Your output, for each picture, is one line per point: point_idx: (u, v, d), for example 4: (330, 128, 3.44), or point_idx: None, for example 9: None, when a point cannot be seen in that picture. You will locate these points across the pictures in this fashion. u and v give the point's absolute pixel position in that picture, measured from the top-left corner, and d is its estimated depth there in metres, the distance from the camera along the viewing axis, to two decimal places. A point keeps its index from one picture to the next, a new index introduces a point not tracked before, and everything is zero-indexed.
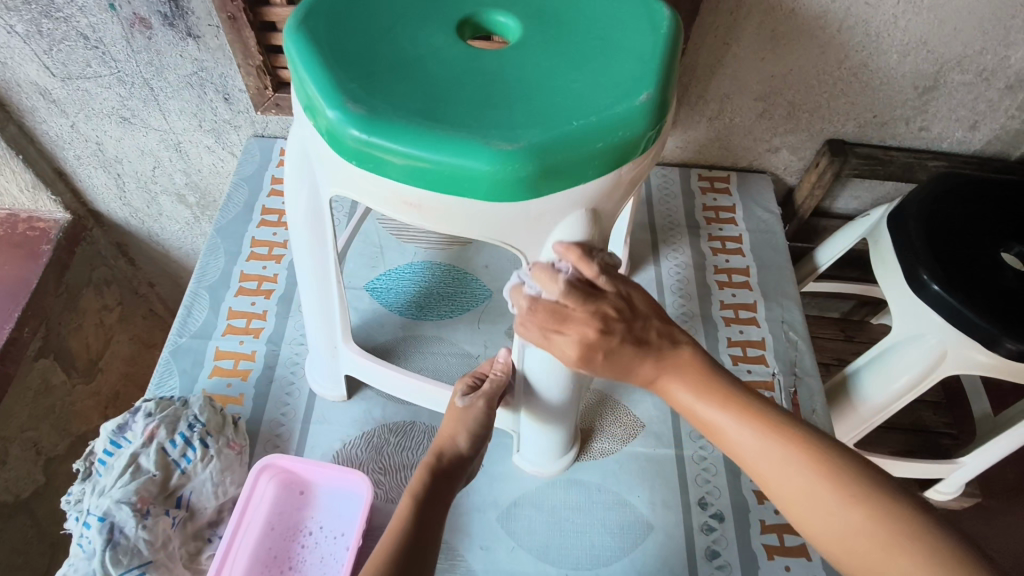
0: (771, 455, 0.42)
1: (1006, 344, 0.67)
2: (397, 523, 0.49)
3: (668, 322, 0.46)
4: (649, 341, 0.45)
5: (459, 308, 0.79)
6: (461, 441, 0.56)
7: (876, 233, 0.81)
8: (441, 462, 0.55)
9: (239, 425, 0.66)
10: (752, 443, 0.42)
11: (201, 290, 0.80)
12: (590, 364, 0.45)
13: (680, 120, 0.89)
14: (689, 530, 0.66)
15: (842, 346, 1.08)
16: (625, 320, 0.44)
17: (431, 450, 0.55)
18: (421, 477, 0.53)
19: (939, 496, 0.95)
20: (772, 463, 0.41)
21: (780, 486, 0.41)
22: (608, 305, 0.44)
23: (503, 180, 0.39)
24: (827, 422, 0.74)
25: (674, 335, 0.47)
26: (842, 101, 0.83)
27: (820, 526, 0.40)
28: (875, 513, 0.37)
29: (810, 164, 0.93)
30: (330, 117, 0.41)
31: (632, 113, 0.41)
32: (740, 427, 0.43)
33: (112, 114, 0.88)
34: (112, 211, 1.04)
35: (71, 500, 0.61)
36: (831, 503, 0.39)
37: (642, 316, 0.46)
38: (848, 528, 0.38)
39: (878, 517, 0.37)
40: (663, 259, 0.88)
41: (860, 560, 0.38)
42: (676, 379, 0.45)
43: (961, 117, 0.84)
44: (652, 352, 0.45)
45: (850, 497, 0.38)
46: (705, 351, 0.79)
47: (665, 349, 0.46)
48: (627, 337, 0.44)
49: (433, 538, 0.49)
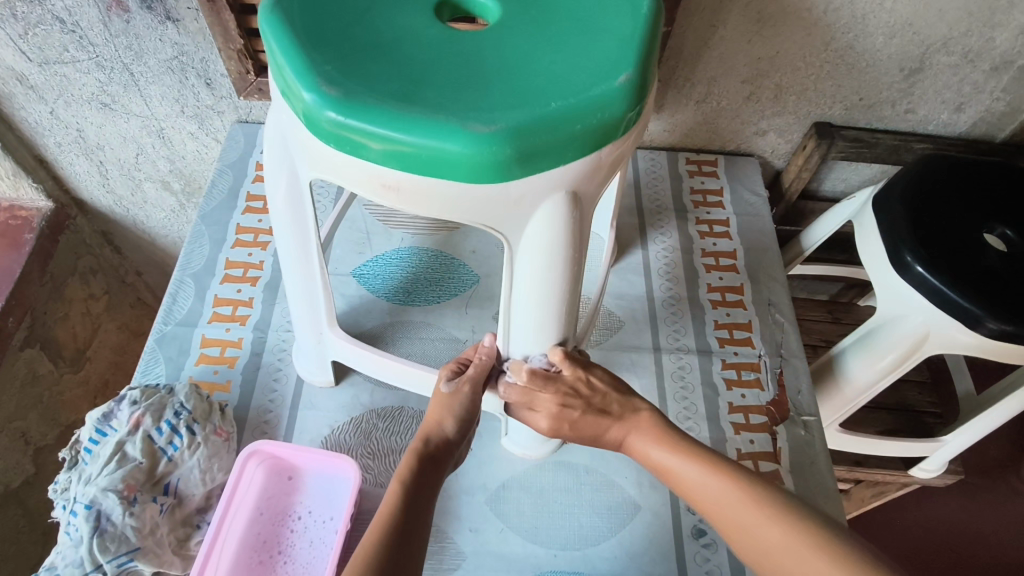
0: (704, 485, 0.47)
1: (988, 324, 0.68)
2: (385, 509, 0.48)
3: (627, 395, 0.54)
4: (609, 411, 0.53)
5: (446, 293, 0.79)
6: (448, 425, 0.55)
7: (861, 215, 0.82)
8: (429, 447, 0.53)
9: (226, 412, 0.66)
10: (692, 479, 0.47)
11: (186, 278, 0.79)
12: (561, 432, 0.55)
13: (666, 103, 0.89)
14: (676, 510, 0.67)
15: (829, 328, 1.08)
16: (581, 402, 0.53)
17: (419, 435, 0.54)
18: (409, 462, 0.52)
19: (923, 474, 0.97)
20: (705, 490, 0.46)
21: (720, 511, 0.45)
22: (566, 385, 0.53)
23: (482, 162, 0.39)
24: (812, 402, 0.74)
25: (635, 403, 0.54)
26: (829, 83, 0.83)
27: (759, 545, 0.42)
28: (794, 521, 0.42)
29: (797, 147, 0.93)
30: (306, 100, 0.40)
31: (611, 94, 0.41)
32: (689, 468, 0.48)
33: (92, 100, 0.87)
34: (95, 198, 1.03)
35: (57, 488, 0.61)
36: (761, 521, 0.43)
37: (601, 392, 0.53)
38: (773, 541, 0.42)
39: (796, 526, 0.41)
40: (650, 242, 0.88)
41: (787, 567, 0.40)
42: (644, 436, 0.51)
43: (947, 99, 0.84)
44: (613, 419, 0.53)
45: (773, 514, 0.43)
46: (692, 334, 0.80)
47: (625, 411, 0.53)
48: (587, 408, 0.53)
49: (423, 523, 0.48)
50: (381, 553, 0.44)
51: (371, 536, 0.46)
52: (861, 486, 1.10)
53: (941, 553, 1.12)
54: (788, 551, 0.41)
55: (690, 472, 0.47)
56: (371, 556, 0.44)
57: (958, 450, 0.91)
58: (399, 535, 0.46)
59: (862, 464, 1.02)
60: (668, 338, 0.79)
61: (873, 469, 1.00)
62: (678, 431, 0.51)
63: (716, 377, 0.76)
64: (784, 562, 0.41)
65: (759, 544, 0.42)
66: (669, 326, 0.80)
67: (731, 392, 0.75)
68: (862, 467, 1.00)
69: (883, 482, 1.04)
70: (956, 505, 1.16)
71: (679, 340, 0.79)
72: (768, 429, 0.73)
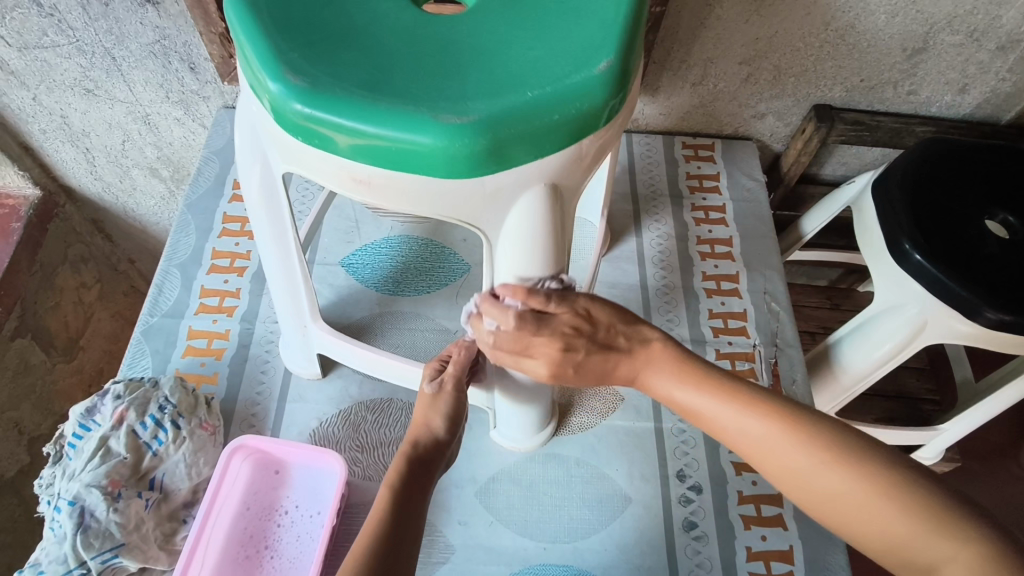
0: (730, 414, 0.44)
1: (987, 313, 0.66)
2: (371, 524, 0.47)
3: (633, 324, 0.48)
4: (616, 346, 0.47)
5: (437, 283, 0.78)
6: (437, 426, 0.55)
7: (860, 201, 0.80)
8: (418, 451, 0.53)
9: (212, 405, 0.66)
10: (746, 427, 0.43)
11: (172, 269, 0.78)
12: (563, 379, 0.48)
13: (662, 86, 0.86)
14: (667, 502, 0.66)
15: (828, 314, 1.07)
16: (587, 335, 0.46)
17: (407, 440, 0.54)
18: (398, 468, 0.51)
19: (920, 461, 0.96)
20: (743, 425, 0.44)
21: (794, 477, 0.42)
22: (564, 325, 0.46)
23: (454, 156, 0.38)
24: (807, 392, 0.73)
25: (643, 331, 0.48)
26: (829, 64, 0.80)
27: (820, 495, 0.41)
28: (820, 450, 0.41)
29: (797, 130, 0.90)
30: (271, 91, 0.39)
31: (590, 83, 0.39)
32: (719, 405, 0.45)
33: (75, 86, 0.85)
34: (83, 186, 1.01)
35: (42, 483, 0.60)
36: (818, 469, 0.41)
37: (603, 325, 0.47)
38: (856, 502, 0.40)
39: (817, 452, 0.41)
40: (644, 230, 0.86)
41: (843, 514, 0.40)
42: (674, 382, 0.46)
43: (950, 80, 0.81)
44: (623, 357, 0.47)
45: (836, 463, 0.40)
46: (686, 323, 0.79)
47: (636, 348, 0.47)
48: (592, 346, 0.47)
49: (413, 536, 0.47)
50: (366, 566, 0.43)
51: (363, 540, 0.45)
52: None
53: None
54: (867, 509, 0.39)
55: (725, 413, 0.44)
56: (365, 563, 0.43)
57: (955, 439, 0.90)
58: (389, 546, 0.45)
59: None
60: (661, 327, 0.78)
61: None
62: (696, 360, 0.47)
63: None
64: (849, 511, 0.40)
65: (864, 517, 0.39)
66: (662, 315, 0.79)
67: None
68: None
69: None
70: None
71: (673, 330, 0.78)
72: None
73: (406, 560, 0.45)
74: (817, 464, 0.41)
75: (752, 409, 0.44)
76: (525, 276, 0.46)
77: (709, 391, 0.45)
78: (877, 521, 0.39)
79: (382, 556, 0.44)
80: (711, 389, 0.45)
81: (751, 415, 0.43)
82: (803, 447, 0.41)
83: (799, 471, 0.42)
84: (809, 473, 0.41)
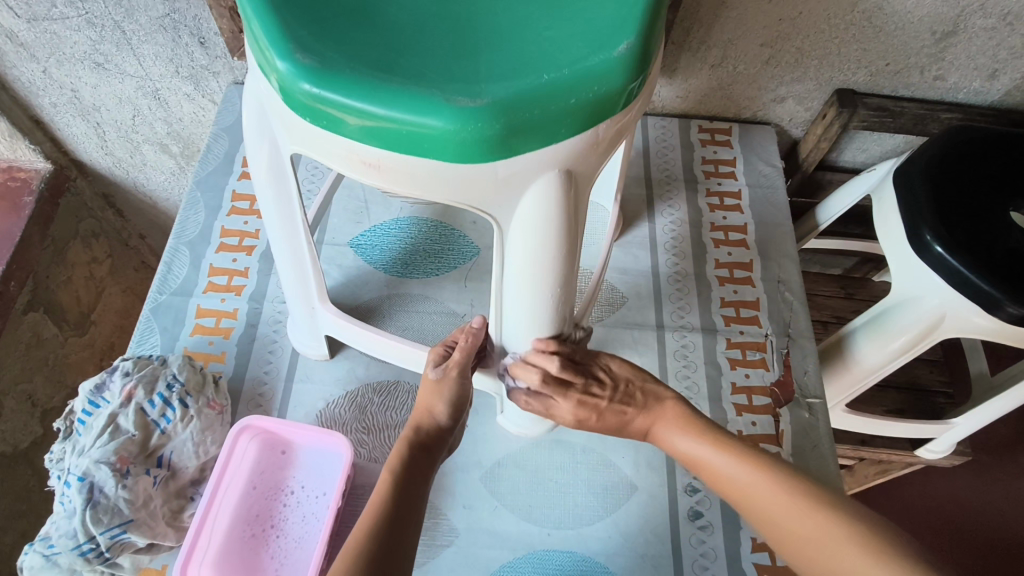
0: (715, 456, 0.51)
1: (1008, 308, 0.65)
2: (374, 507, 0.47)
3: (651, 381, 0.57)
4: (633, 401, 0.56)
5: (446, 266, 0.77)
6: (439, 412, 0.55)
7: (880, 189, 0.78)
8: (420, 435, 0.54)
9: (219, 384, 0.66)
10: (728, 471, 0.50)
11: (181, 246, 0.78)
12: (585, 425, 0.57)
13: (679, 67, 0.84)
14: (673, 492, 0.66)
15: (842, 304, 1.05)
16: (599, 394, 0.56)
17: (409, 424, 0.55)
18: (401, 451, 0.52)
19: (930, 454, 0.95)
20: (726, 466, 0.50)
21: (761, 512, 0.47)
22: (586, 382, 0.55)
23: (466, 141, 0.37)
24: (819, 384, 0.72)
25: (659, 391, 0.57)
26: (853, 47, 0.78)
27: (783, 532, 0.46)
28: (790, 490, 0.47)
29: (817, 115, 0.88)
30: (279, 69, 0.38)
31: (609, 66, 0.38)
32: (714, 453, 0.51)
33: (85, 59, 0.84)
34: (95, 160, 1.01)
35: (52, 458, 0.61)
36: (786, 510, 0.46)
37: (622, 381, 0.57)
38: (815, 536, 0.44)
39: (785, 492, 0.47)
40: (657, 215, 0.85)
41: (806, 552, 0.44)
42: (674, 431, 0.54)
43: (980, 65, 0.78)
44: (638, 409, 0.56)
45: (801, 501, 0.46)
46: (697, 311, 0.78)
47: (650, 405, 0.56)
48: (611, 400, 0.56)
49: (411, 524, 0.47)
50: (366, 547, 0.44)
51: (362, 527, 0.46)
52: (863, 464, 1.09)
53: (942, 530, 1.12)
54: (828, 543, 0.43)
55: (714, 457, 0.51)
56: (362, 548, 0.44)
57: (967, 433, 0.89)
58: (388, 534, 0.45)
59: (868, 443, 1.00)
60: (672, 315, 0.77)
61: (879, 448, 0.98)
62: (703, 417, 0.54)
63: (720, 356, 0.74)
64: (809, 549, 0.44)
65: (822, 551, 0.43)
66: (673, 302, 0.78)
67: (735, 372, 0.73)
68: (868, 446, 0.98)
69: (888, 460, 1.02)
70: (962, 484, 1.15)
71: (684, 318, 0.77)
72: (771, 410, 0.71)
73: (406, 545, 0.46)
74: (783, 504, 0.46)
75: (740, 459, 0.50)
76: (527, 287, 0.47)
77: (700, 436, 0.53)
78: (833, 556, 0.42)
79: (380, 542, 0.45)
80: (705, 435, 0.52)
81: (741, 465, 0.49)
82: (777, 491, 0.47)
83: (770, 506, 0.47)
84: (779, 514, 0.46)
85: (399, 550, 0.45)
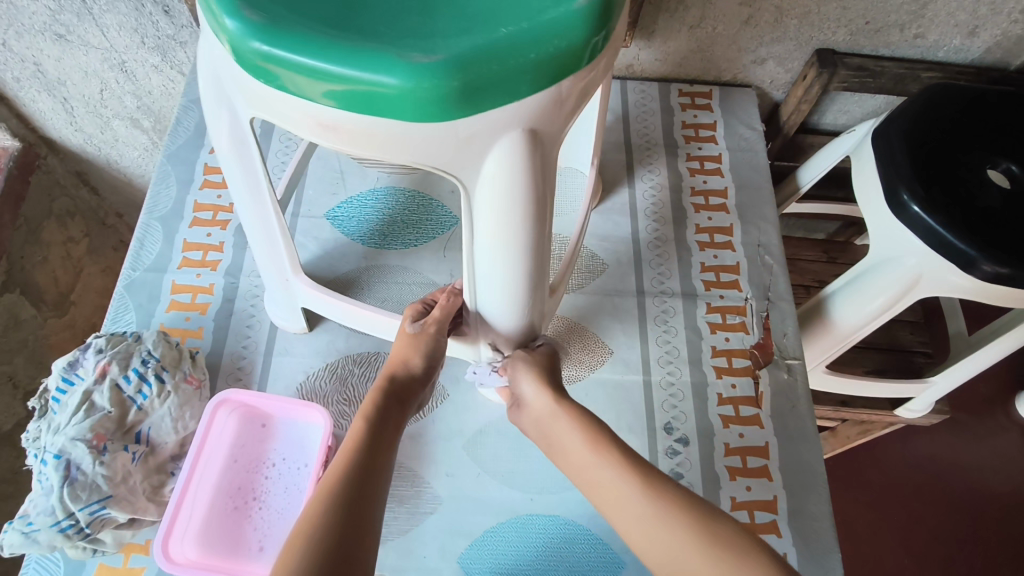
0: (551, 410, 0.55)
1: (983, 266, 0.65)
2: (352, 441, 0.49)
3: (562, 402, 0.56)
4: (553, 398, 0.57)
5: (424, 236, 0.76)
6: (414, 364, 0.56)
7: (859, 149, 0.77)
8: (394, 385, 0.55)
9: (197, 359, 0.66)
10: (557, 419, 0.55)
11: (153, 222, 0.76)
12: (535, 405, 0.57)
13: (658, 30, 0.83)
14: (654, 454, 0.67)
15: (824, 268, 1.05)
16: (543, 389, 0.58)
17: (384, 375, 0.55)
18: (375, 398, 0.53)
19: (909, 413, 0.96)
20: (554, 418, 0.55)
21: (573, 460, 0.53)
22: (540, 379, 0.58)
23: (423, 99, 0.36)
24: (798, 345, 0.73)
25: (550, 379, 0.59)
26: (833, 5, 0.77)
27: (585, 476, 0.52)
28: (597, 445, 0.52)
29: (798, 76, 0.87)
30: (229, 28, 0.37)
31: (569, 19, 0.37)
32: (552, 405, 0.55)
33: (46, 30, 0.81)
34: (65, 137, 0.99)
35: (28, 437, 0.60)
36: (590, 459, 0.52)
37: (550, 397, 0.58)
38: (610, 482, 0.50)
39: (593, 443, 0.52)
40: (637, 180, 0.84)
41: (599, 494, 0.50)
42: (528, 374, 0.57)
43: (960, 22, 0.77)
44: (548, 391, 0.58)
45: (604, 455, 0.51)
46: (678, 277, 0.77)
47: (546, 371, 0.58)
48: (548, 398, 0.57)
49: (384, 466, 0.48)
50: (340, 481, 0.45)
51: (337, 464, 0.47)
52: (845, 425, 1.10)
53: (923, 486, 1.14)
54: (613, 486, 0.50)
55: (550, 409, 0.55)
56: (338, 482, 0.45)
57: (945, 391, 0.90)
58: (358, 473, 0.46)
59: (849, 404, 1.01)
60: (652, 282, 0.77)
61: (860, 409, 0.99)
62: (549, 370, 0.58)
63: (699, 321, 0.74)
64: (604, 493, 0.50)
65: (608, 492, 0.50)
66: (654, 268, 0.78)
67: (715, 335, 0.74)
68: (849, 407, 1.00)
69: (869, 420, 1.03)
70: (941, 442, 1.17)
71: (664, 284, 0.77)
72: (750, 372, 0.71)
73: (379, 485, 0.47)
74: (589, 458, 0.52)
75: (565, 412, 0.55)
76: (498, 250, 0.46)
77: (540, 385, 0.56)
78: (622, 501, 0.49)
79: (354, 477, 0.46)
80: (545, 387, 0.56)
81: (588, 449, 0.52)
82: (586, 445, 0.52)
83: (576, 452, 0.53)
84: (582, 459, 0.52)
85: (372, 487, 0.46)
